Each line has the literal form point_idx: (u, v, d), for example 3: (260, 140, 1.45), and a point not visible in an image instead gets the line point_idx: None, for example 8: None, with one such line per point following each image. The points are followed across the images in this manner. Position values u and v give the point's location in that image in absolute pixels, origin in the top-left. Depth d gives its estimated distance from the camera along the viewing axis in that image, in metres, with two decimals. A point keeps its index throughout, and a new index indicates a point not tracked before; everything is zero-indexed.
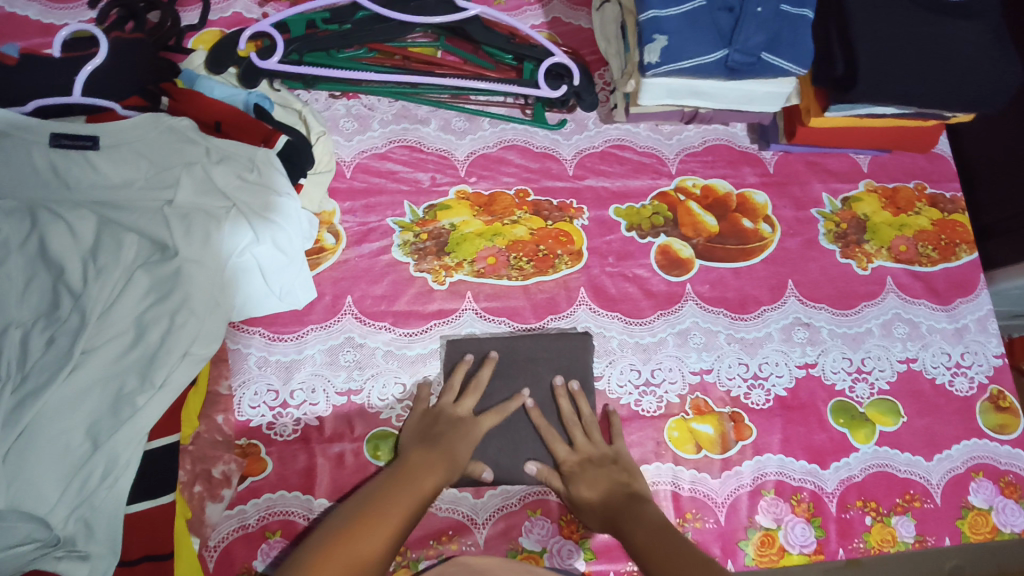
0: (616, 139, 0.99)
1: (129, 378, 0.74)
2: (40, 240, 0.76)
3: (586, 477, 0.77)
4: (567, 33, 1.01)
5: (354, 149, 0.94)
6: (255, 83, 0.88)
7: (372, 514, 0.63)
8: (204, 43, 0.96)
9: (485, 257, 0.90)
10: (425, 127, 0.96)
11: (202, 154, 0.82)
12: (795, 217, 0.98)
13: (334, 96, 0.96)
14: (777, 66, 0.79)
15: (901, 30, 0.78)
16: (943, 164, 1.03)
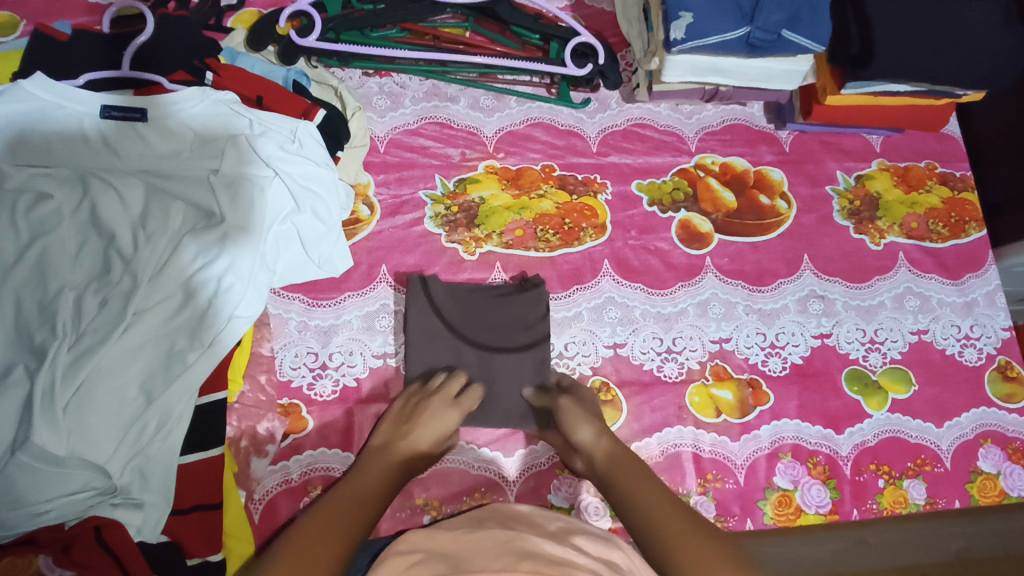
0: (638, 118, 1.02)
1: (179, 338, 0.78)
2: (92, 208, 0.79)
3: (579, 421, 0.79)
4: (590, 16, 1.04)
5: (387, 125, 0.98)
6: (293, 60, 0.93)
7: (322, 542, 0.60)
8: (243, 23, 0.98)
9: (513, 230, 0.94)
10: (454, 104, 0.99)
11: (246, 126, 0.85)
12: (810, 193, 1.02)
13: (367, 74, 0.99)
14: (796, 45, 0.83)
15: (914, 11, 0.82)
16: (954, 145, 1.07)
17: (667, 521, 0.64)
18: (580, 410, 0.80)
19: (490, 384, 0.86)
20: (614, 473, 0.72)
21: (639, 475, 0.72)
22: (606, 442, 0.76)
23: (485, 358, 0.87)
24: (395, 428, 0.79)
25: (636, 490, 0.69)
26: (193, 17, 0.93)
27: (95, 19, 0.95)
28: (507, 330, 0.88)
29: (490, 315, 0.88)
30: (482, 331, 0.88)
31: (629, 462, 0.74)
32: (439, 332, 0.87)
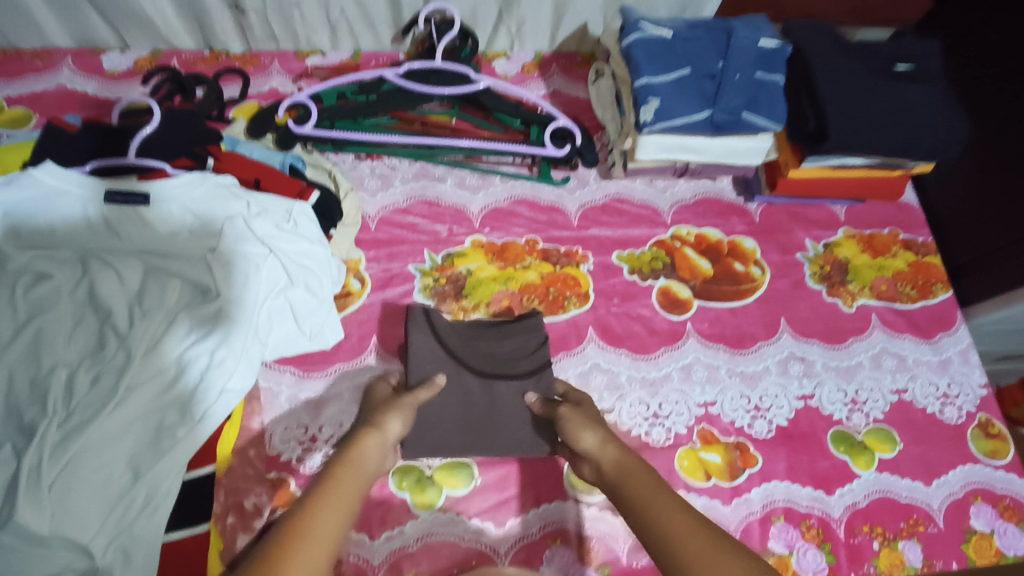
0: (615, 194, 1.08)
1: (170, 413, 0.79)
2: (90, 287, 0.81)
3: (582, 427, 0.77)
4: (566, 103, 1.12)
5: (378, 204, 1.03)
6: (291, 146, 0.99)
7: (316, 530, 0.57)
8: (244, 113, 1.04)
9: (500, 300, 0.97)
10: (442, 184, 1.05)
11: (244, 207, 0.88)
12: (782, 260, 1.06)
13: (360, 158, 1.05)
14: (758, 124, 0.90)
15: (862, 94, 0.89)
16: (912, 213, 1.13)
17: (683, 530, 0.60)
18: (585, 418, 0.78)
19: (494, 410, 0.87)
20: (623, 482, 0.68)
21: (650, 482, 0.66)
22: (616, 451, 0.72)
23: (487, 385, 0.89)
24: (368, 414, 0.79)
25: (641, 491, 0.66)
26: (196, 108, 0.98)
27: (104, 112, 1.01)
28: (510, 359, 0.91)
29: (493, 343, 0.92)
30: (482, 358, 0.91)
31: (636, 465, 0.70)
32: (442, 360, 0.89)
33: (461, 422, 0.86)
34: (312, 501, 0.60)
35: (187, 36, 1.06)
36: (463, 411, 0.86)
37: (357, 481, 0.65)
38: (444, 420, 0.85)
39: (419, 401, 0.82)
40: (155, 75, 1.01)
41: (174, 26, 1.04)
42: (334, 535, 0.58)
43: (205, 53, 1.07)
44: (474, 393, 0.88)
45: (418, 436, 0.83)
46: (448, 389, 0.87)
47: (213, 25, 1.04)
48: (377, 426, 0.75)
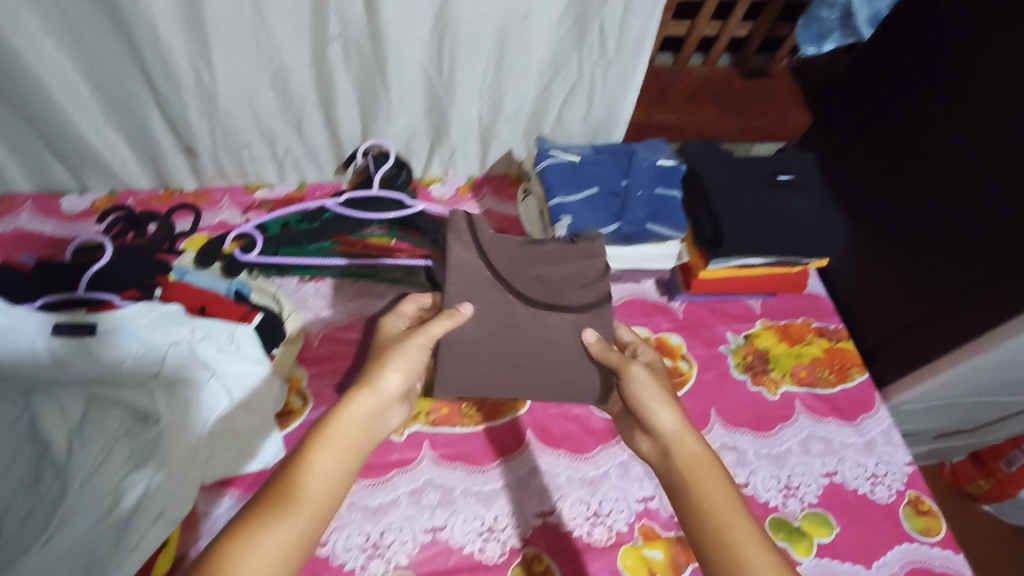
0: None
1: (103, 544, 0.80)
2: (31, 421, 0.85)
3: (654, 401, 0.79)
4: (498, 220, 1.22)
5: (322, 322, 1.07)
6: (237, 273, 1.04)
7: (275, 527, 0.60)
8: (195, 244, 1.10)
9: (439, 408, 1.02)
10: (383, 300, 1.10)
11: (188, 331, 0.91)
12: (707, 353, 1.13)
13: (304, 280, 1.10)
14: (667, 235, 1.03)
15: (749, 202, 1.01)
16: (822, 302, 1.22)
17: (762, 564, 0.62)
18: (656, 391, 0.80)
19: (541, 342, 0.89)
20: (711, 514, 0.67)
21: (741, 523, 0.65)
22: (716, 476, 0.70)
23: (537, 316, 0.90)
24: (375, 360, 0.80)
25: (716, 504, 0.67)
26: (148, 244, 1.06)
27: (58, 249, 1.07)
28: (563, 287, 0.92)
29: (545, 267, 0.92)
30: (534, 283, 0.91)
31: (708, 467, 0.71)
32: (487, 283, 0.89)
33: (503, 357, 0.89)
34: (280, 491, 0.63)
35: (143, 176, 1.14)
36: (507, 342, 0.89)
37: (360, 436, 0.71)
38: (482, 352, 0.88)
39: (432, 336, 0.82)
40: (111, 215, 1.09)
41: (131, 170, 1.12)
42: (296, 525, 0.61)
43: (160, 192, 1.16)
44: (521, 324, 0.89)
45: (455, 375, 0.89)
46: (489, 318, 0.88)
47: (168, 167, 1.12)
48: (373, 382, 0.76)
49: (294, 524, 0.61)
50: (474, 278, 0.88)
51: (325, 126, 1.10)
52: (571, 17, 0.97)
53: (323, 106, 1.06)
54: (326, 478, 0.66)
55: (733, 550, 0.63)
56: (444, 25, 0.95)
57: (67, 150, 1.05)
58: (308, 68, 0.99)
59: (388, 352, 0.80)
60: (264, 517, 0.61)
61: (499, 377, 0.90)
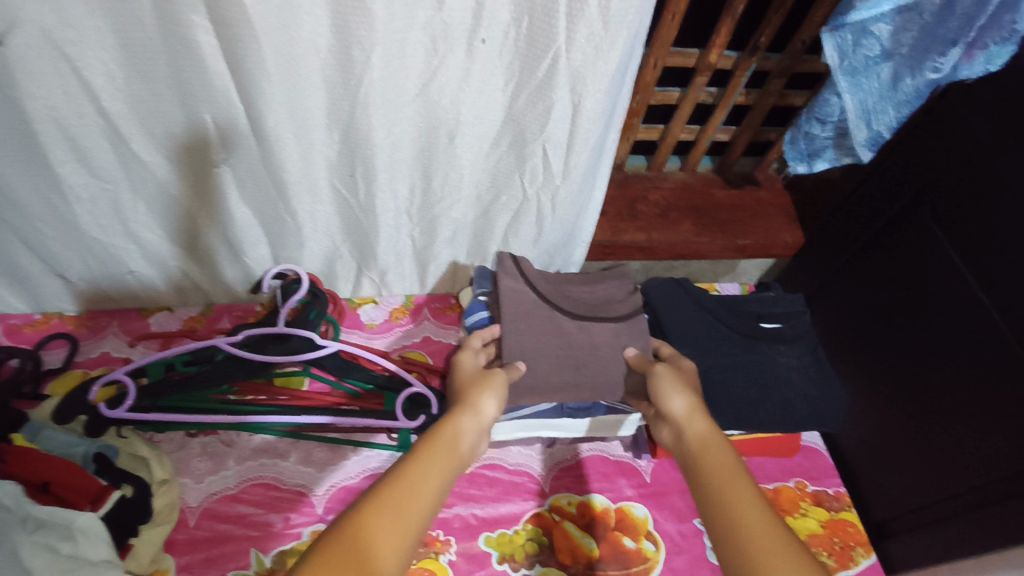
0: (486, 458, 0.96)
1: None
2: None
3: (672, 389, 0.69)
4: (437, 352, 1.04)
5: (203, 491, 0.88)
6: (100, 432, 0.86)
7: (407, 499, 0.50)
8: (63, 385, 0.90)
9: None
10: (284, 460, 0.91)
11: (16, 523, 0.72)
12: (677, 530, 0.93)
13: (192, 434, 0.92)
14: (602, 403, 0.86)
15: (727, 363, 0.84)
16: (819, 459, 1.03)
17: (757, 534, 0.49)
18: (676, 378, 0.71)
19: (594, 351, 0.80)
20: (742, 532, 0.50)
21: (758, 511, 0.51)
22: (742, 489, 0.54)
23: (583, 327, 0.82)
24: (466, 387, 0.72)
25: (717, 475, 0.55)
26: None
27: None
28: (602, 303, 0.85)
29: (580, 288, 0.87)
30: (575, 303, 0.84)
31: (719, 441, 0.60)
32: (532, 305, 0.82)
33: (560, 359, 0.79)
34: (409, 468, 0.53)
35: (15, 301, 0.96)
36: (557, 354, 0.80)
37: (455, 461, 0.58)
38: (539, 362, 0.79)
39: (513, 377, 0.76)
40: None
41: None
42: (423, 510, 0.51)
43: (36, 317, 0.99)
44: (572, 335, 0.81)
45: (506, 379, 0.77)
46: (539, 335, 0.80)
47: (41, 290, 0.95)
48: (474, 404, 0.67)
49: (418, 508, 0.50)
50: (521, 301, 0.81)
51: (226, 247, 0.94)
52: (508, 130, 0.84)
53: (219, 226, 0.90)
54: (439, 477, 0.54)
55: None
56: (354, 142, 0.81)
57: None
58: (196, 191, 0.84)
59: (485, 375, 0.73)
60: (394, 489, 0.51)
61: (554, 379, 0.79)
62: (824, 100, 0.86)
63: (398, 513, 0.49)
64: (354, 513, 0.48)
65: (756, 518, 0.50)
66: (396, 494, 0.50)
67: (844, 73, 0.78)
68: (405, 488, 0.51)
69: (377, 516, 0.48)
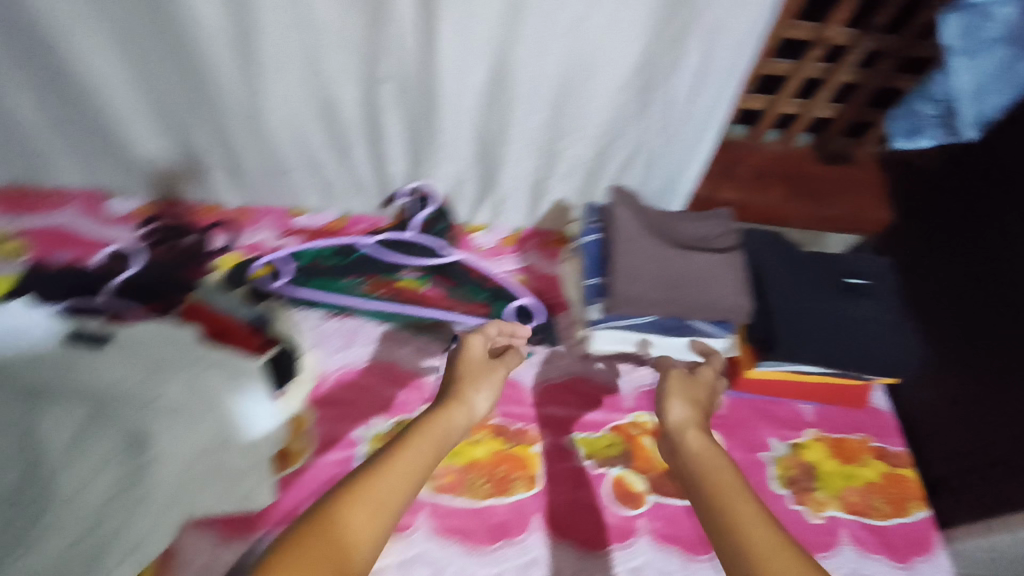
0: (576, 373, 1.07)
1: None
2: (29, 426, 0.78)
3: (678, 398, 0.75)
4: (537, 278, 1.15)
5: (337, 361, 1.02)
6: (261, 300, 1.01)
7: (377, 493, 0.55)
8: (227, 262, 1.08)
9: (443, 475, 0.94)
10: (404, 349, 1.05)
11: (197, 360, 0.88)
12: (745, 458, 1.03)
13: (329, 315, 1.06)
14: (696, 324, 0.90)
15: (811, 306, 0.92)
16: (885, 419, 1.09)
17: (767, 550, 0.54)
18: (686, 388, 0.76)
19: (696, 273, 0.88)
20: (753, 546, 0.54)
21: (763, 528, 0.56)
22: (751, 509, 0.58)
23: (689, 253, 0.90)
24: (462, 374, 0.75)
25: (726, 494, 0.60)
26: (181, 257, 1.05)
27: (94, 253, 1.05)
28: (702, 238, 0.94)
29: (683, 225, 0.95)
30: (679, 237, 0.94)
31: (720, 460, 0.65)
32: (643, 231, 0.91)
33: (664, 277, 0.88)
34: (388, 459, 0.59)
35: (190, 189, 1.13)
36: (663, 272, 0.88)
37: (437, 451, 0.63)
38: (646, 276, 0.87)
39: (509, 367, 0.80)
40: (153, 225, 1.10)
41: (178, 181, 1.11)
42: (399, 499, 0.56)
43: (204, 205, 1.14)
44: (678, 257, 0.89)
45: (621, 287, 0.86)
46: (649, 256, 0.88)
47: (214, 184, 1.12)
48: (465, 395, 0.71)
49: (391, 501, 0.56)
50: (632, 230, 0.90)
51: (372, 161, 1.08)
52: (635, 81, 0.94)
53: (370, 140, 1.04)
54: (418, 469, 0.60)
55: None
56: (502, 74, 0.93)
57: (117, 152, 1.06)
58: (360, 104, 0.98)
59: (480, 366, 0.76)
60: (366, 483, 0.56)
61: (660, 294, 0.87)
62: (934, 80, 0.95)
63: (372, 503, 0.55)
64: (320, 508, 0.53)
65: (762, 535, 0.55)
66: (372, 486, 0.56)
67: (960, 52, 0.86)
68: (376, 481, 0.56)
69: (349, 510, 0.53)
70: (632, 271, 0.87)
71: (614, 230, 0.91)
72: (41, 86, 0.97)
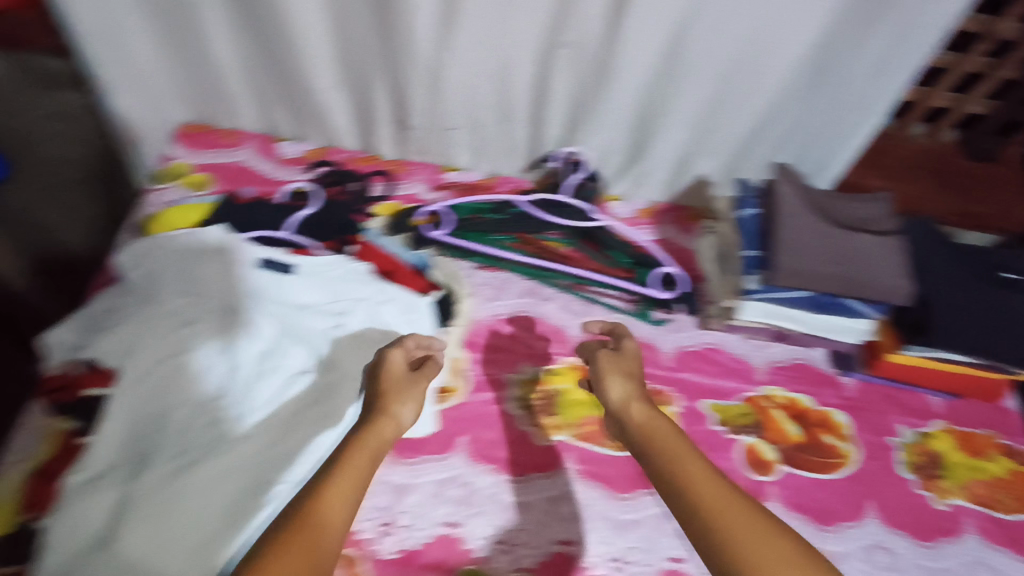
0: (710, 343, 1.11)
1: (271, 472, 0.81)
2: (227, 341, 0.89)
3: (616, 381, 0.78)
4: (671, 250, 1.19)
5: (489, 311, 1.07)
6: (424, 246, 1.10)
7: (305, 539, 0.59)
8: (384, 210, 1.14)
9: (588, 424, 0.99)
10: (548, 304, 1.10)
11: (374, 293, 1.00)
12: (872, 441, 1.05)
13: (478, 267, 1.11)
14: (852, 302, 0.96)
15: (969, 297, 0.94)
16: (1013, 419, 1.10)
17: (714, 502, 0.61)
18: (620, 367, 0.80)
19: (858, 251, 0.93)
20: (705, 507, 0.60)
21: (714, 485, 0.62)
22: (700, 467, 0.65)
23: (850, 232, 0.95)
24: (382, 390, 0.79)
25: (688, 465, 0.65)
26: (350, 199, 1.13)
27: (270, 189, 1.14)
28: (865, 220, 0.99)
29: (845, 207, 1.00)
30: (842, 217, 0.99)
31: (666, 429, 0.71)
32: (807, 210, 0.97)
33: (826, 252, 0.93)
34: (314, 501, 0.63)
35: (353, 138, 1.21)
36: (826, 248, 0.93)
37: (361, 476, 0.67)
38: (809, 250, 0.93)
39: (429, 374, 0.84)
40: (320, 169, 1.17)
41: (345, 129, 1.19)
42: (338, 530, 0.62)
43: (363, 154, 1.22)
44: (840, 235, 0.94)
45: (784, 258, 0.92)
46: (812, 232, 0.95)
47: (377, 135, 1.19)
48: (391, 411, 0.76)
49: (324, 543, 0.60)
50: (796, 208, 0.97)
51: (530, 123, 1.14)
52: (811, 63, 0.97)
53: (534, 103, 1.10)
54: (345, 501, 0.64)
55: (739, 536, 0.57)
56: (678, 49, 0.98)
57: (296, 98, 1.14)
58: (534, 69, 1.04)
59: (402, 378, 0.81)
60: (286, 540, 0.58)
61: (823, 268, 0.92)
62: None
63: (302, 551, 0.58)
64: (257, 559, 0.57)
65: (708, 488, 0.62)
66: (303, 538, 0.59)
67: None
68: (303, 531, 0.59)
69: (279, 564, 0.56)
70: (796, 244, 0.93)
71: (778, 206, 0.98)
72: (244, 29, 1.04)
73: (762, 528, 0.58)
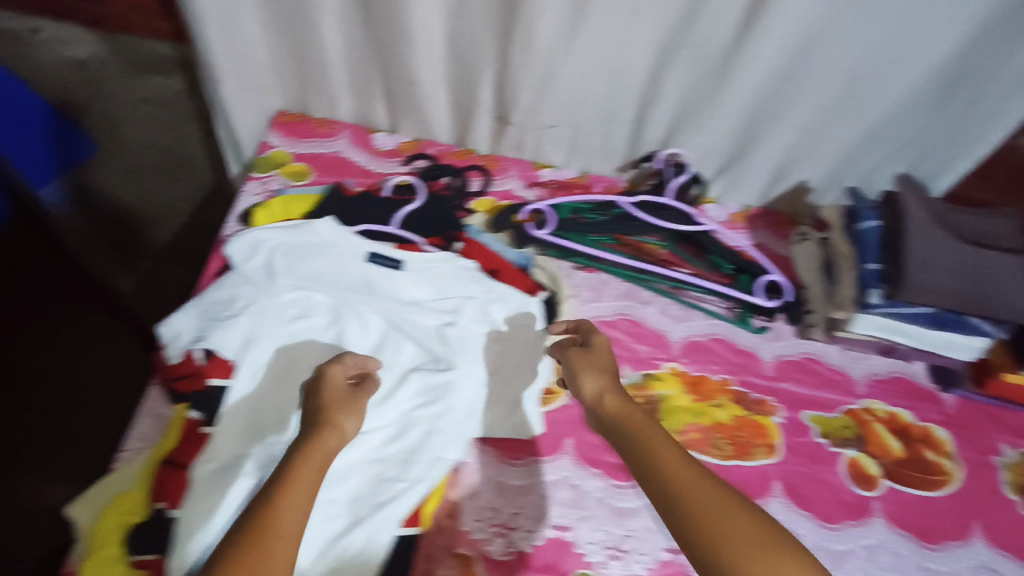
0: (809, 352, 1.08)
1: (390, 467, 0.84)
2: (339, 333, 0.92)
3: (590, 374, 0.77)
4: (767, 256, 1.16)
5: (589, 312, 1.05)
6: (524, 246, 1.09)
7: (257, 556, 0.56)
8: (482, 206, 1.13)
9: (691, 432, 0.97)
10: (647, 308, 1.08)
11: (481, 291, 0.99)
12: (976, 460, 1.00)
13: (577, 268, 1.10)
14: (973, 321, 1.00)
15: None
16: None
17: (695, 491, 0.61)
18: (591, 364, 0.78)
19: (989, 269, 0.96)
20: (688, 499, 0.60)
21: (692, 473, 0.63)
22: (676, 456, 0.65)
23: (978, 249, 0.98)
24: (318, 404, 0.74)
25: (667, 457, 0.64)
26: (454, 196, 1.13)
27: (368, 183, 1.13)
28: (993, 235, 1.01)
29: (972, 222, 1.03)
30: (969, 233, 1.01)
31: (640, 419, 0.70)
32: (934, 224, 1.00)
33: (956, 268, 0.96)
34: (268, 513, 0.60)
35: (449, 132, 1.20)
36: (958, 264, 0.96)
37: (312, 482, 0.65)
38: (938, 265, 0.96)
39: (367, 390, 0.80)
40: (418, 163, 1.17)
41: (443, 123, 1.18)
42: (296, 540, 0.60)
43: (456, 148, 1.21)
44: (970, 252, 0.97)
45: (915, 274, 0.95)
46: (941, 247, 0.97)
47: (476, 129, 1.18)
48: (332, 423, 0.72)
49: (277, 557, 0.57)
50: (926, 223, 0.99)
51: (633, 121, 1.12)
52: (939, 71, 0.95)
53: (641, 102, 1.08)
54: (298, 507, 0.62)
55: (722, 525, 0.57)
56: (803, 53, 0.96)
57: (398, 90, 1.13)
58: (648, 69, 1.03)
59: (338, 387, 0.77)
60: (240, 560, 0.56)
61: (952, 285, 0.95)
62: None
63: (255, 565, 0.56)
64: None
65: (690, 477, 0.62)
66: (252, 555, 0.56)
67: None
68: (249, 552, 0.57)
69: None
70: (925, 261, 0.96)
71: (904, 219, 1.00)
72: (357, 19, 1.04)
73: (742, 519, 0.58)
